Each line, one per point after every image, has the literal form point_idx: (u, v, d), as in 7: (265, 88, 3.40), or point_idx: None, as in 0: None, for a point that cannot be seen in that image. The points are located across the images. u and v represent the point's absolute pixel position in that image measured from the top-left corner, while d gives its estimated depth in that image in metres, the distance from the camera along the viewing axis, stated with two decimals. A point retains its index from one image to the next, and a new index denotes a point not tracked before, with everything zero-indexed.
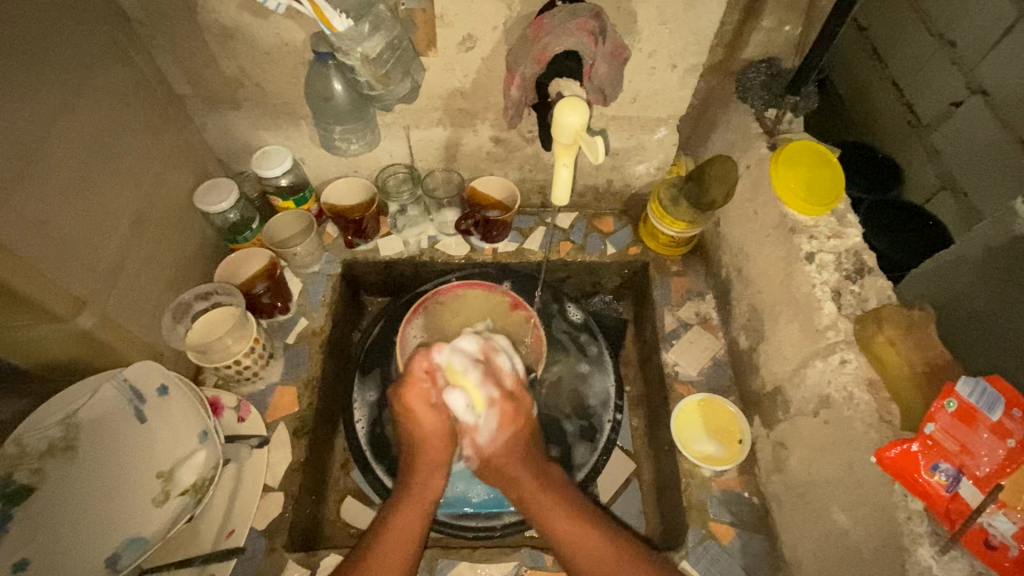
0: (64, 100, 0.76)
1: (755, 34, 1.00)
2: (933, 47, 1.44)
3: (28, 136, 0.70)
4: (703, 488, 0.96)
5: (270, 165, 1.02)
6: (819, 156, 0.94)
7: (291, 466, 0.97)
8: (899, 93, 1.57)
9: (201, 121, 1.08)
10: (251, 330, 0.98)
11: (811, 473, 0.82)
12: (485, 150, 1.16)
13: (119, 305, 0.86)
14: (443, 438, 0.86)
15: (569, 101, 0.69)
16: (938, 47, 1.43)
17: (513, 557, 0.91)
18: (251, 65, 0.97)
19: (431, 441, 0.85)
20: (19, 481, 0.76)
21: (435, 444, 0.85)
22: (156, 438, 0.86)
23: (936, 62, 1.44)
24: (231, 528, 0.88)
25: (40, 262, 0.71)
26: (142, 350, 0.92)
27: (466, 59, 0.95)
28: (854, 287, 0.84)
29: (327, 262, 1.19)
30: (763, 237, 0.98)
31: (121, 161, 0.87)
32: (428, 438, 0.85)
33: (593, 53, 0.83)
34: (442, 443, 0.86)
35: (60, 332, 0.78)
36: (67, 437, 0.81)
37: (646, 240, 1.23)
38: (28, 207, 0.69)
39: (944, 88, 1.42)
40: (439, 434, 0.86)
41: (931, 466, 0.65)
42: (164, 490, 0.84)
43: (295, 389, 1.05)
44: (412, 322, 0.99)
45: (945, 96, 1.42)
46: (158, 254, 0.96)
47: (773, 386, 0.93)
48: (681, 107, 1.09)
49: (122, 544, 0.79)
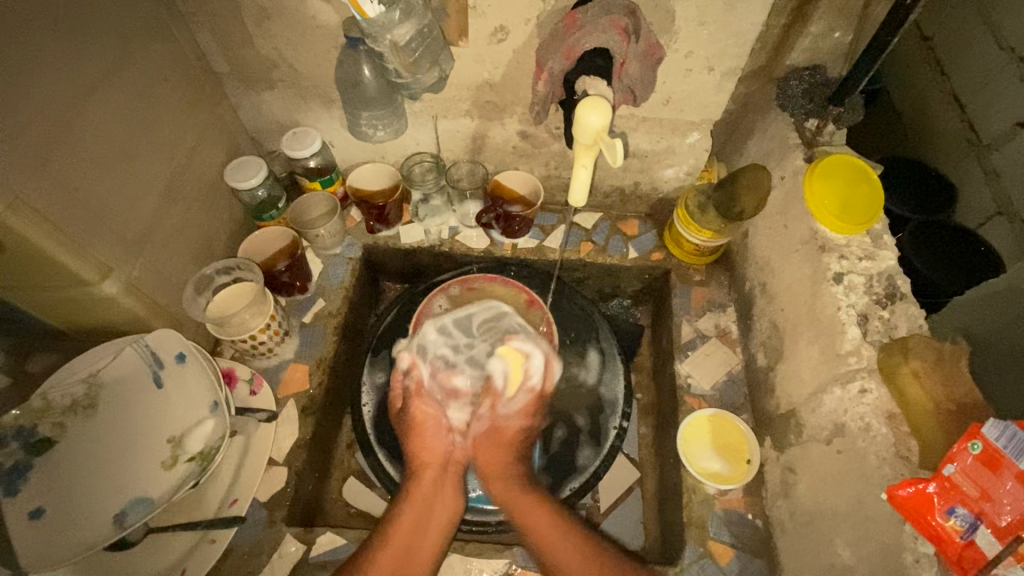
0: (107, 71, 0.78)
1: (801, 40, 0.95)
2: (1003, 61, 1.35)
3: (71, 105, 0.72)
4: (704, 505, 0.93)
5: (302, 146, 1.06)
6: (858, 172, 0.89)
7: (296, 442, 0.99)
8: (962, 109, 1.48)
9: (236, 99, 1.10)
10: (269, 307, 1.00)
11: (818, 502, 0.79)
12: (512, 144, 1.14)
13: (145, 274, 0.89)
14: (427, 429, 0.93)
15: (590, 101, 0.65)
16: (1008, 61, 1.33)
17: (504, 554, 0.90)
18: (286, 47, 0.98)
19: (418, 445, 0.92)
20: (42, 433, 0.82)
21: (428, 444, 0.92)
22: (170, 404, 0.89)
23: (1003, 78, 1.34)
24: (234, 498, 0.90)
25: (72, 229, 0.73)
26: (164, 318, 0.95)
27: (497, 51, 0.93)
28: (883, 312, 0.79)
29: (348, 246, 1.21)
30: (791, 253, 0.94)
31: (157, 134, 0.89)
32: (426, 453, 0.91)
33: (626, 51, 0.78)
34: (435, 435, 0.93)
35: (87, 296, 0.81)
36: (89, 396, 0.86)
37: (670, 246, 1.21)
38: (63, 175, 0.72)
39: (1010, 105, 1.32)
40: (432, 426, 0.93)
41: (946, 509, 0.62)
42: (173, 455, 0.86)
43: (307, 367, 1.07)
44: (447, 290, 1.03)
45: (1010, 115, 1.32)
46: (186, 227, 0.99)
47: (787, 408, 0.90)
48: (716, 112, 1.05)
49: (128, 504, 0.81)
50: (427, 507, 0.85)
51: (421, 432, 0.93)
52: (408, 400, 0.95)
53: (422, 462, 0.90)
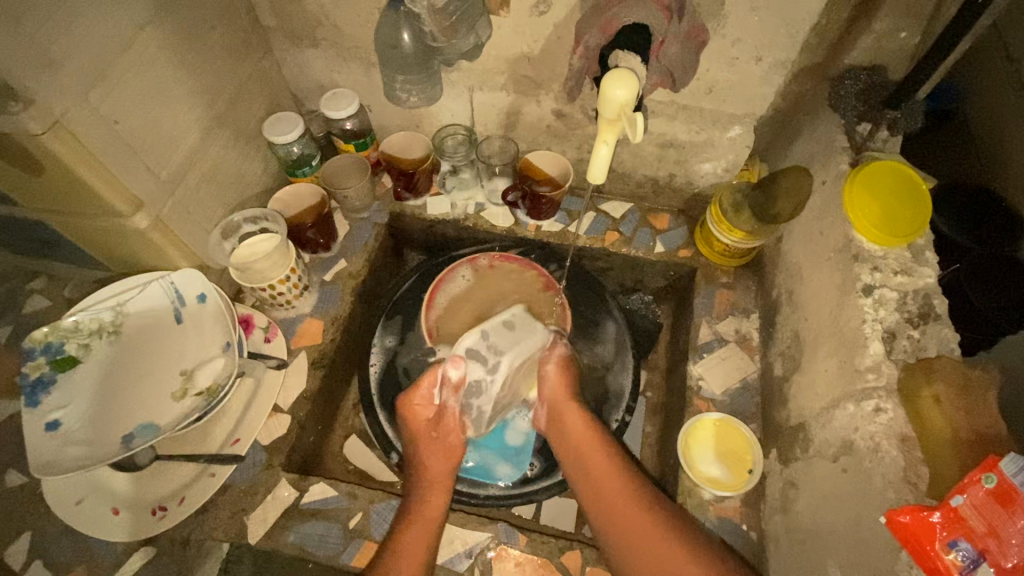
0: (154, 12, 0.81)
1: (862, 39, 0.90)
2: None
3: (118, 41, 0.75)
4: (698, 509, 0.91)
5: (337, 108, 1.07)
6: (905, 181, 0.83)
7: (302, 393, 1.02)
8: None
9: (281, 55, 1.12)
10: (289, 260, 1.03)
11: (815, 521, 0.76)
12: (546, 123, 1.13)
13: (175, 212, 0.92)
14: (447, 450, 0.89)
15: (616, 73, 0.63)
16: None
17: (487, 529, 0.90)
18: (332, 5, 0.99)
19: (427, 459, 0.88)
20: (68, 351, 0.88)
21: (437, 456, 0.89)
22: (186, 339, 0.93)
23: None
24: (236, 438, 0.94)
25: (110, 160, 0.77)
26: (190, 259, 0.99)
27: (537, 24, 0.92)
28: (912, 331, 0.74)
29: (376, 211, 1.23)
30: (823, 261, 0.89)
31: (199, 81, 0.92)
32: (427, 457, 0.89)
33: (666, 30, 0.75)
34: (447, 453, 0.89)
35: (119, 227, 0.86)
36: (114, 322, 0.91)
37: (700, 245, 1.17)
38: (104, 107, 0.75)
39: None
40: (436, 443, 0.90)
41: (949, 542, 0.57)
42: (182, 387, 0.90)
43: (321, 324, 1.09)
44: (477, 262, 1.08)
45: None
46: (221, 174, 1.02)
47: (798, 421, 0.86)
48: (761, 107, 1.00)
49: (138, 427, 0.86)
50: (437, 509, 0.83)
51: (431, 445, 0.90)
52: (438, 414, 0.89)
53: (434, 479, 0.87)
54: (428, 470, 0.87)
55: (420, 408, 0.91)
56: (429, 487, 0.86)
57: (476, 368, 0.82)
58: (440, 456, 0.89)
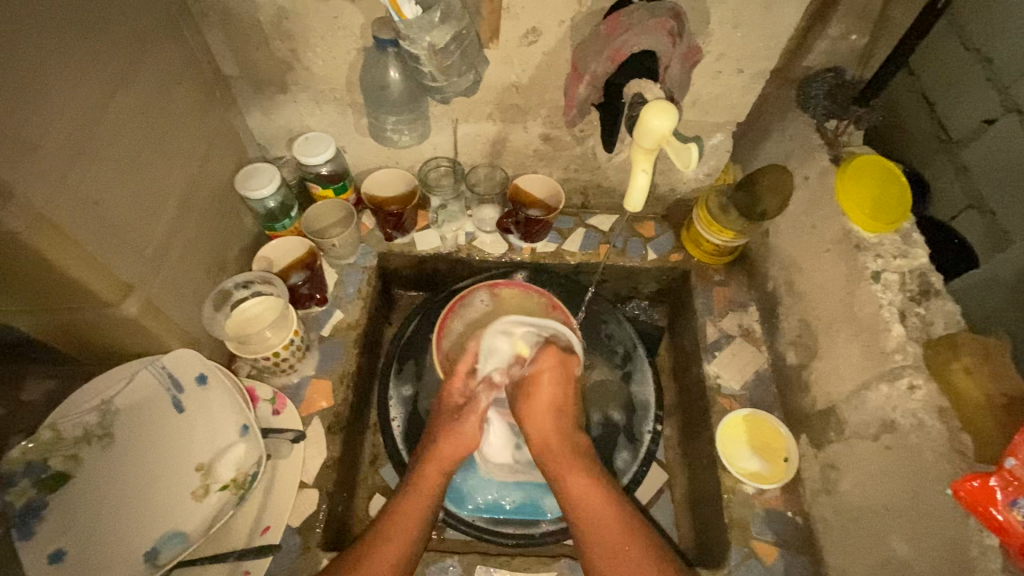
0: (123, 74, 0.73)
1: (819, 43, 0.96)
2: (968, 64, 1.15)
3: (91, 111, 0.67)
4: (745, 505, 0.94)
5: (312, 153, 1.00)
6: (888, 172, 0.90)
7: (325, 462, 0.94)
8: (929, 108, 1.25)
9: (245, 104, 1.05)
10: (290, 324, 0.95)
11: (866, 498, 0.80)
12: (533, 147, 1.13)
13: (162, 291, 0.83)
14: (466, 443, 0.88)
15: (657, 104, 0.65)
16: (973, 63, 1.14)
17: (551, 567, 0.89)
18: (304, 49, 0.94)
19: (447, 441, 0.88)
20: (54, 468, 0.77)
21: (455, 444, 0.88)
22: (195, 429, 0.84)
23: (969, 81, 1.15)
24: (266, 525, 0.85)
25: (94, 245, 0.68)
26: (181, 337, 0.89)
27: (527, 52, 0.92)
28: (919, 309, 0.81)
29: (363, 255, 1.17)
30: (821, 253, 0.95)
31: (171, 143, 0.84)
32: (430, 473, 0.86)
33: (670, 53, 0.79)
34: (466, 444, 0.88)
35: (105, 317, 0.76)
36: (103, 424, 0.81)
37: (689, 247, 1.21)
38: (84, 187, 0.66)
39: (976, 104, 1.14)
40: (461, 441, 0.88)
41: (1011, 502, 0.62)
42: (203, 484, 0.81)
43: (330, 383, 1.02)
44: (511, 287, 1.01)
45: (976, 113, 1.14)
46: (200, 240, 0.93)
47: (825, 405, 0.91)
48: (740, 113, 1.06)
49: (159, 539, 0.77)
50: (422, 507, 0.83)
51: (457, 433, 0.89)
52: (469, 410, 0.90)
53: (443, 463, 0.87)
54: (440, 453, 0.87)
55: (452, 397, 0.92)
56: (435, 466, 0.87)
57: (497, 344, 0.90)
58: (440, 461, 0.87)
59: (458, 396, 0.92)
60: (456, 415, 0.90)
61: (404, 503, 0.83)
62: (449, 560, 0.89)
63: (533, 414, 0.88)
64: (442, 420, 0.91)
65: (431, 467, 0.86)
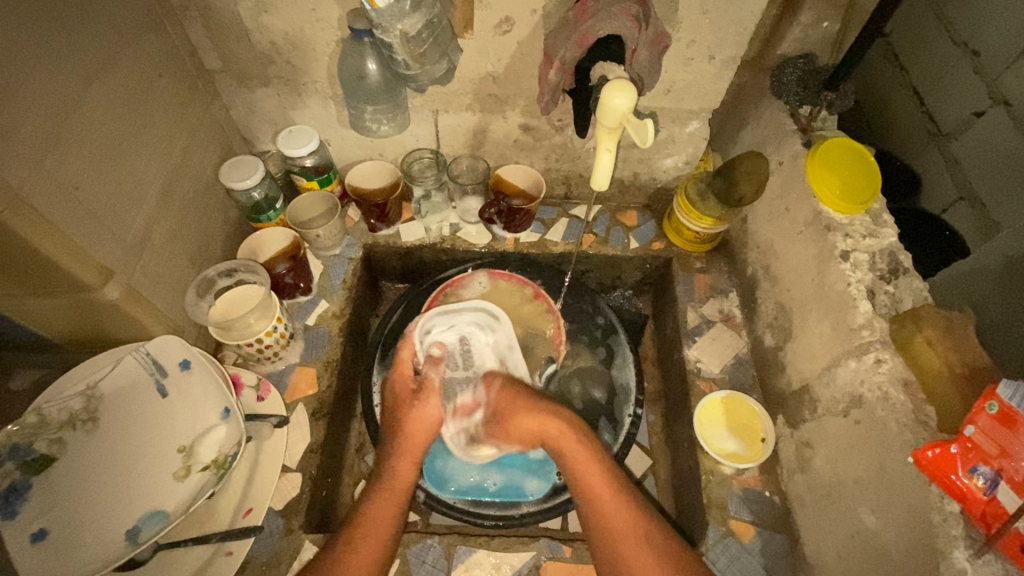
0: (101, 64, 0.75)
1: (792, 29, 0.98)
2: (954, 56, 1.21)
3: (69, 98, 0.69)
4: (723, 485, 0.95)
5: (297, 145, 1.01)
6: (857, 155, 0.92)
7: (308, 447, 0.95)
8: (918, 101, 1.31)
9: (229, 97, 1.07)
10: (274, 310, 0.97)
11: (838, 474, 0.81)
12: (513, 138, 1.14)
13: (145, 277, 0.85)
14: (426, 426, 0.87)
15: (617, 83, 0.69)
16: (960, 56, 1.19)
17: (531, 547, 0.90)
18: (285, 41, 0.96)
19: (411, 431, 0.87)
20: (39, 451, 0.78)
21: (418, 433, 0.87)
22: (177, 413, 0.86)
23: (956, 72, 1.20)
24: (248, 507, 0.86)
25: (73, 230, 0.70)
26: (166, 324, 0.91)
27: (501, 42, 0.94)
28: (888, 287, 0.82)
29: (348, 246, 1.18)
30: (795, 235, 0.97)
31: (153, 133, 0.86)
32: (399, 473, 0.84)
33: (636, 39, 0.82)
34: (428, 428, 0.87)
35: (87, 302, 0.78)
36: (88, 409, 0.82)
37: (670, 236, 1.22)
38: (62, 173, 0.68)
39: (962, 97, 1.19)
40: (423, 423, 0.87)
41: (969, 469, 0.64)
42: (185, 465, 0.83)
43: (314, 370, 1.03)
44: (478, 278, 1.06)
45: (964, 105, 1.18)
46: (184, 230, 0.95)
47: (800, 385, 0.92)
48: (715, 100, 1.07)
49: (141, 518, 0.78)
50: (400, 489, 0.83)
51: (414, 422, 0.87)
52: (422, 396, 0.88)
53: (412, 453, 0.86)
54: (408, 442, 0.86)
55: (404, 384, 0.91)
56: (405, 459, 0.86)
57: (437, 328, 0.92)
58: (411, 448, 0.86)
59: (409, 381, 0.91)
60: (412, 399, 0.89)
61: (377, 500, 0.81)
62: (430, 540, 0.90)
63: (510, 404, 0.87)
64: (401, 407, 0.89)
65: (399, 462, 0.85)
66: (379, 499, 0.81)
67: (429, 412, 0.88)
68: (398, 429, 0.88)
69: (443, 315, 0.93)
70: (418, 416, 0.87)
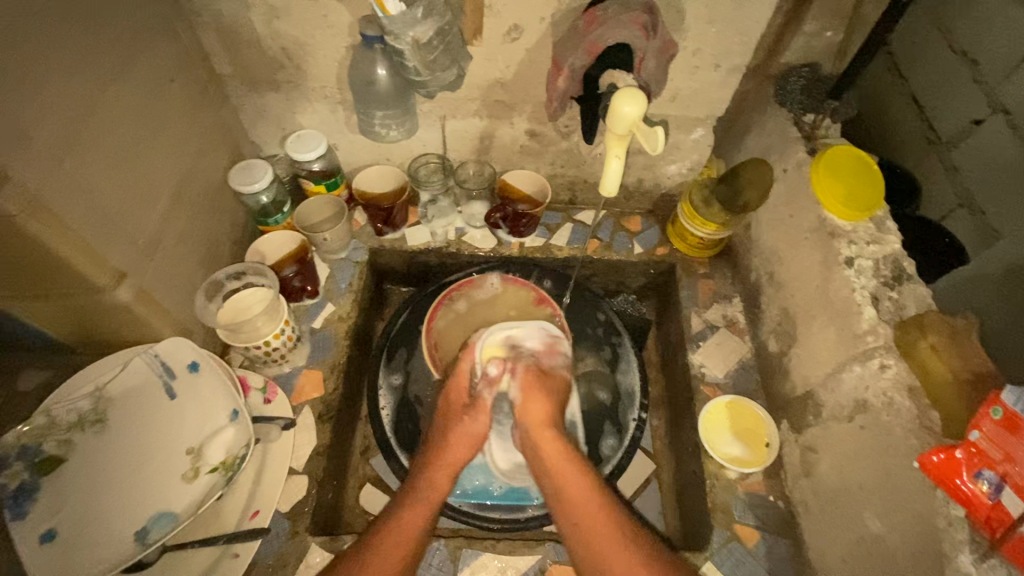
0: (116, 68, 0.76)
1: (796, 38, 0.99)
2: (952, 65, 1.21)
3: (85, 101, 0.70)
4: (728, 490, 0.95)
5: (304, 149, 1.02)
6: (861, 163, 0.93)
7: (315, 450, 0.96)
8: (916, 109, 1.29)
9: (239, 102, 1.08)
10: (281, 313, 0.97)
11: (843, 478, 0.82)
12: (520, 143, 1.15)
13: (156, 279, 0.86)
14: (474, 438, 0.89)
15: (627, 91, 0.71)
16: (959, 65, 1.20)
17: (537, 551, 0.90)
18: (295, 47, 0.97)
19: (455, 443, 0.88)
20: (47, 452, 0.78)
21: (462, 444, 0.88)
22: (185, 415, 0.86)
23: (954, 82, 1.21)
24: (255, 509, 0.87)
25: (88, 232, 0.71)
26: (175, 326, 0.92)
27: (510, 49, 0.95)
28: (892, 293, 0.83)
29: (355, 250, 1.19)
30: (799, 242, 0.98)
31: (165, 136, 0.87)
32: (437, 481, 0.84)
33: (644, 47, 0.85)
34: (473, 442, 0.89)
35: (98, 303, 0.78)
36: (96, 410, 0.83)
37: (675, 241, 1.23)
38: (78, 175, 0.69)
39: (961, 106, 1.20)
40: (468, 435, 0.89)
41: (973, 473, 0.64)
42: (193, 467, 0.84)
43: (321, 373, 1.04)
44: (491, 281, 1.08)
45: (962, 114, 1.20)
46: (194, 232, 0.96)
47: (805, 390, 0.93)
48: (720, 107, 1.09)
49: (150, 519, 0.79)
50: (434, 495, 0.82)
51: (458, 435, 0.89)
52: (473, 409, 0.91)
53: (450, 464, 0.87)
54: (448, 453, 0.88)
55: (456, 396, 0.93)
56: (442, 470, 0.86)
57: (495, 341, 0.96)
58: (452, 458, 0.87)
59: (462, 395, 0.93)
60: (463, 413, 0.91)
61: (411, 508, 0.80)
62: (436, 543, 0.90)
63: (540, 426, 0.88)
64: (450, 420, 0.91)
65: (436, 471, 0.85)
66: (408, 507, 0.80)
67: (479, 424, 0.90)
68: (442, 442, 0.89)
69: (502, 328, 0.97)
70: (467, 426, 0.90)
